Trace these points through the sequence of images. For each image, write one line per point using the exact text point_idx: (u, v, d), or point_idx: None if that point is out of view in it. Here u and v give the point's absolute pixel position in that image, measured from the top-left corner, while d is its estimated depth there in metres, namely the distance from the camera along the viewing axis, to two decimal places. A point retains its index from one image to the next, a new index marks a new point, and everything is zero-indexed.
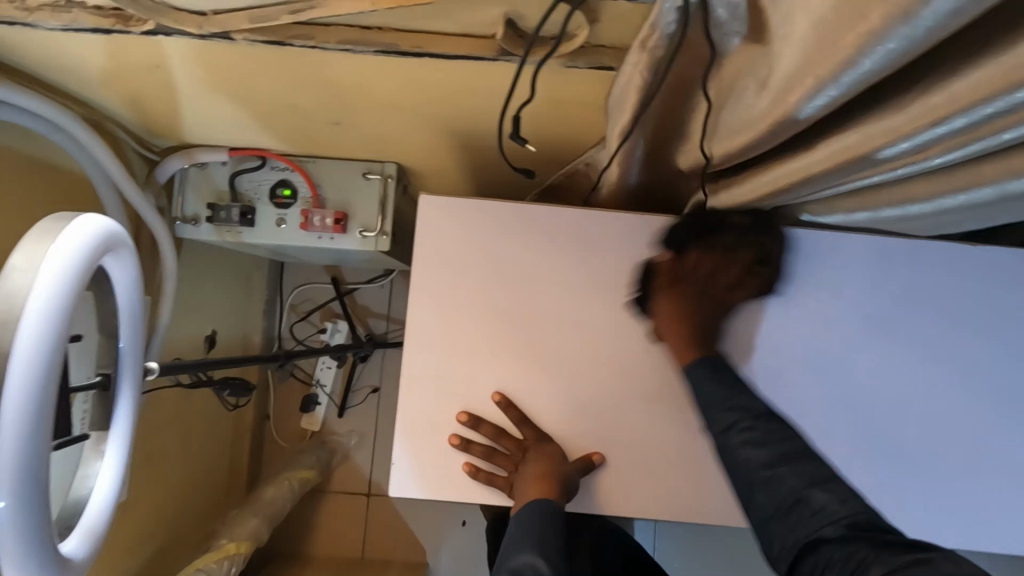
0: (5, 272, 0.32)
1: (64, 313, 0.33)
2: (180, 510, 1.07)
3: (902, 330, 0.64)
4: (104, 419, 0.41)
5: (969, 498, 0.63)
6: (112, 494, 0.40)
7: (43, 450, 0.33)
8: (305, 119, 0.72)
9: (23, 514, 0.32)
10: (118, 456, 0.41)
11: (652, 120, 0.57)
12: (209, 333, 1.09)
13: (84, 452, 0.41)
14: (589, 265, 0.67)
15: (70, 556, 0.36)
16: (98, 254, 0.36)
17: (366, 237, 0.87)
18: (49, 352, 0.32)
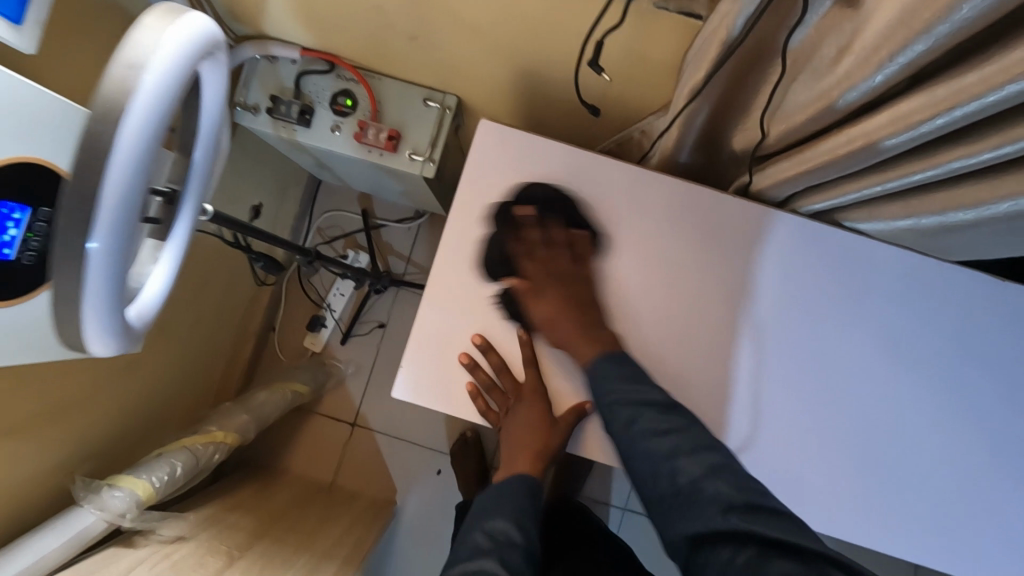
0: (136, 25, 0.35)
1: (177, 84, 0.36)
2: (176, 387, 1.10)
3: (910, 351, 0.67)
4: (163, 229, 0.47)
5: (953, 526, 0.64)
6: (162, 289, 0.47)
7: (137, 203, 0.36)
8: (385, 28, 0.74)
9: (114, 253, 0.36)
10: (171, 259, 0.48)
11: (722, 84, 0.58)
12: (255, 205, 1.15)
13: (139, 254, 0.47)
14: (629, 226, 0.69)
15: (132, 322, 0.42)
16: (206, 47, 0.39)
17: (414, 161, 0.89)
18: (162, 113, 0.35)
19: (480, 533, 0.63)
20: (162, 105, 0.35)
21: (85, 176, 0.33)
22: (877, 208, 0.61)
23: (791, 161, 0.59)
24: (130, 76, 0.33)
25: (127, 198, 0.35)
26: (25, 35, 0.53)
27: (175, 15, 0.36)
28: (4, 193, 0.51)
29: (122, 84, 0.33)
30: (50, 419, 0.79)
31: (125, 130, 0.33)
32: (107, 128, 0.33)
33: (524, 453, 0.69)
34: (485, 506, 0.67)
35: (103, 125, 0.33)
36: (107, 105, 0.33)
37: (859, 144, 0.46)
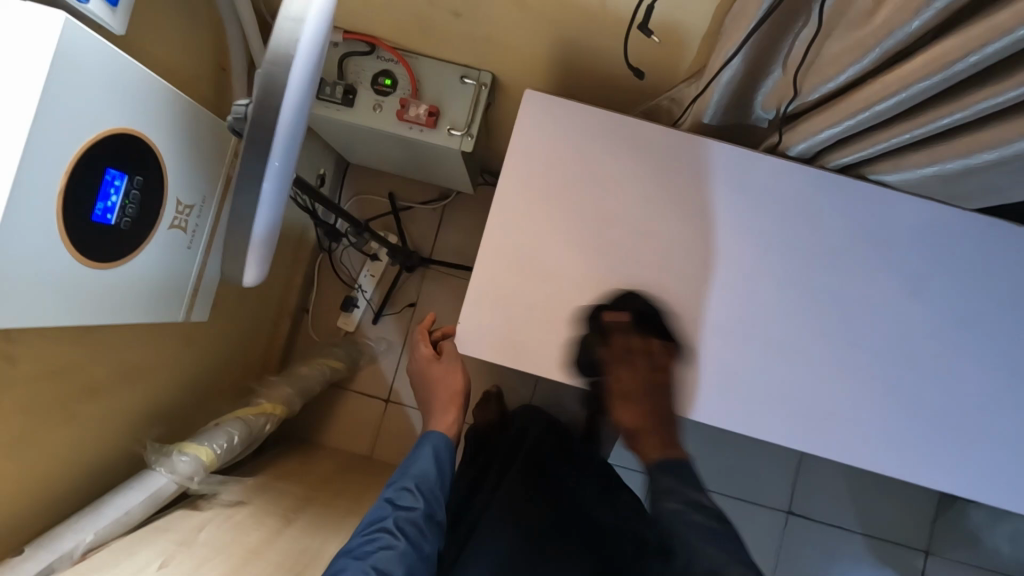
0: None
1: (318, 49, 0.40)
2: (225, 361, 1.15)
3: (937, 294, 0.72)
4: None
5: (967, 452, 0.71)
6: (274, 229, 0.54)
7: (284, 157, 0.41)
8: (430, 5, 0.78)
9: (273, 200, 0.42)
10: None
11: (758, 44, 0.63)
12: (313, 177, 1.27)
13: None
14: (671, 184, 0.73)
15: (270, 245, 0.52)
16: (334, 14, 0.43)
17: (452, 135, 0.94)
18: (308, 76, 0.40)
19: (410, 480, 0.74)
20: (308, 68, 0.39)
21: (262, 118, 0.39)
22: (903, 158, 0.66)
23: (823, 115, 0.63)
24: (293, 26, 0.38)
25: (289, 135, 0.41)
26: (118, 17, 0.57)
27: None
28: (109, 161, 0.55)
29: (291, 33, 0.38)
30: (120, 386, 0.84)
31: (295, 74, 0.39)
32: (281, 73, 0.38)
33: (444, 417, 0.83)
34: (409, 461, 0.77)
35: (277, 71, 0.38)
36: (280, 53, 0.38)
37: (892, 88, 0.50)
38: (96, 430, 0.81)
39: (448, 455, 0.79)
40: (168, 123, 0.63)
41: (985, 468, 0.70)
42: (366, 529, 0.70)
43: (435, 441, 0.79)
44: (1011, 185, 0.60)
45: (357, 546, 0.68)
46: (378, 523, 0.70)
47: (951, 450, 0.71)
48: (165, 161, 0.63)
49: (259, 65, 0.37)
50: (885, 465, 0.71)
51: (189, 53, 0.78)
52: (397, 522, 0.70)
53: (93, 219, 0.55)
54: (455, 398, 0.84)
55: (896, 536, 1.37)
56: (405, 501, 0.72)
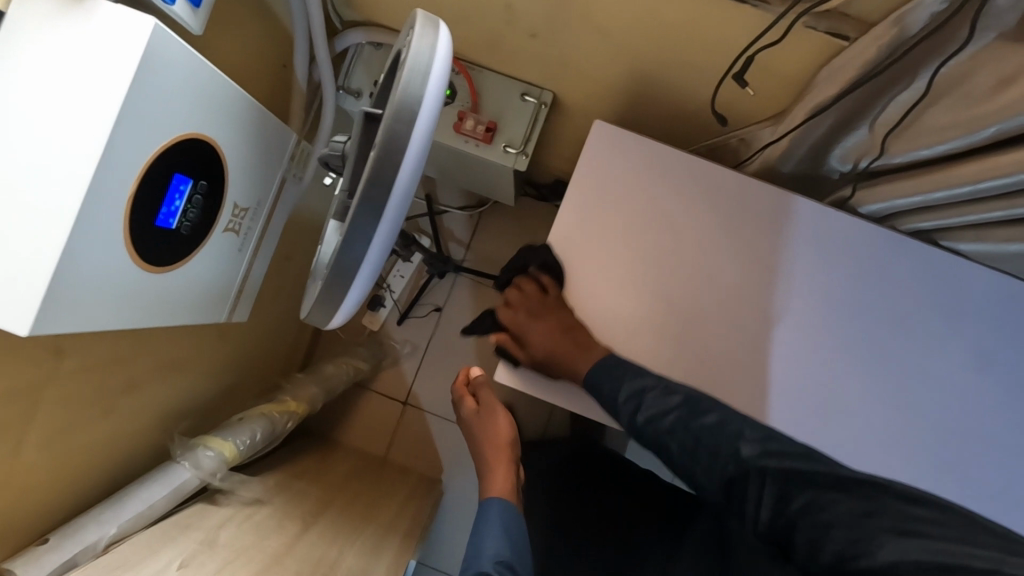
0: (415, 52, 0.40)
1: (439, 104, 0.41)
2: (255, 355, 1.14)
3: (999, 367, 0.69)
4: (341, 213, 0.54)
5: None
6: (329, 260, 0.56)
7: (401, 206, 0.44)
8: (505, 24, 0.76)
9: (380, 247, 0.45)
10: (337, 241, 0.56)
11: (847, 105, 0.61)
12: None
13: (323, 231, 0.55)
14: (731, 233, 0.73)
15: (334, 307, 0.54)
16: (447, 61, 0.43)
17: (508, 152, 0.92)
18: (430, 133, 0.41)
19: (484, 562, 0.57)
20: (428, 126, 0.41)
21: (381, 168, 0.40)
22: (985, 230, 0.63)
23: (912, 181, 0.61)
24: (418, 83, 0.40)
25: (407, 185, 0.42)
26: (199, 18, 0.56)
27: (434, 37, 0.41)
28: (178, 166, 0.54)
29: (417, 91, 0.40)
30: (154, 379, 0.83)
31: (419, 130, 0.40)
32: (403, 128, 0.40)
33: (492, 476, 0.71)
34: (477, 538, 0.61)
35: (401, 125, 0.40)
36: (404, 111, 0.39)
37: (1002, 170, 0.48)
38: (128, 421, 0.80)
39: (517, 526, 0.64)
40: (237, 129, 0.62)
41: None
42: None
43: (498, 511, 0.65)
44: None
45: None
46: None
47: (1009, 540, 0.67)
48: (229, 166, 0.62)
49: (388, 121, 0.39)
50: None
51: (256, 51, 0.77)
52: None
53: (157, 224, 0.54)
54: (502, 451, 0.73)
55: None
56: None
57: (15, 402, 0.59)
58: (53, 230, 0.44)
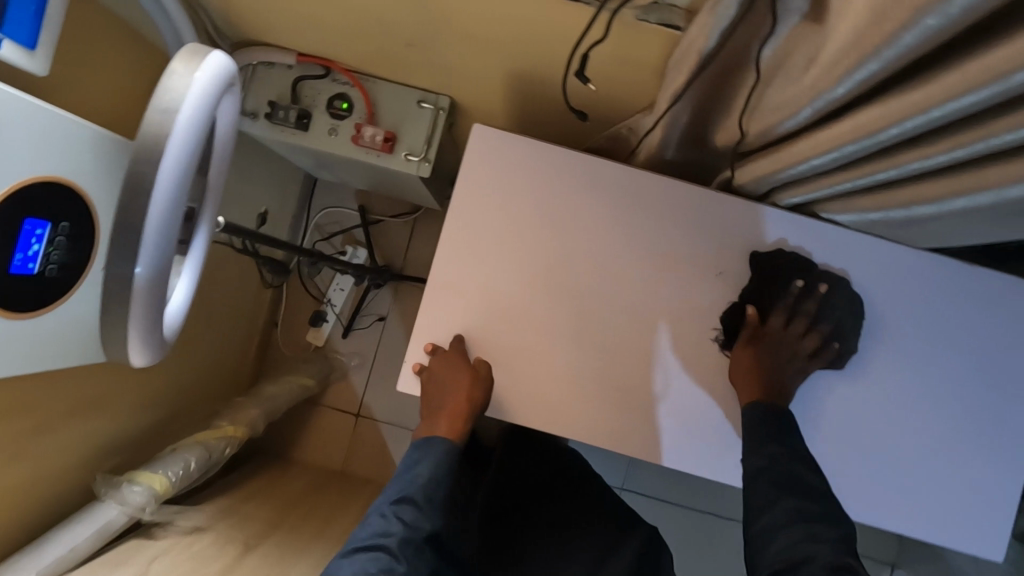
0: (168, 74, 0.40)
1: (194, 123, 0.40)
2: (190, 383, 1.13)
3: (890, 332, 0.72)
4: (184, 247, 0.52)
5: (924, 495, 0.71)
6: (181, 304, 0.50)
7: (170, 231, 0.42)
8: (383, 35, 0.77)
9: (152, 277, 0.42)
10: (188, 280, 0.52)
11: (702, 90, 0.62)
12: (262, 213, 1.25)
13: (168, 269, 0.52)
14: (623, 223, 0.73)
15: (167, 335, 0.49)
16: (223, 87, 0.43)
17: (410, 161, 0.92)
18: (187, 152, 0.41)
19: (415, 489, 0.64)
20: (186, 143, 0.40)
21: (133, 199, 0.40)
22: (852, 200, 0.64)
23: (769, 159, 0.62)
24: (162, 116, 0.39)
25: (166, 220, 0.41)
26: (38, 59, 0.55)
27: (195, 62, 0.41)
28: (30, 212, 0.54)
29: (160, 127, 0.39)
30: (71, 420, 0.82)
31: (165, 167, 0.40)
32: (150, 166, 0.39)
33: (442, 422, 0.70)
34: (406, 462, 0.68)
35: (146, 164, 0.39)
36: (151, 132, 0.39)
37: (828, 145, 0.49)
38: (44, 467, 0.79)
39: (455, 463, 0.68)
40: (98, 165, 0.61)
41: (939, 512, 0.71)
42: (365, 542, 0.60)
43: (437, 446, 0.68)
44: (963, 227, 0.57)
45: (357, 543, 0.61)
46: (377, 539, 0.60)
47: (900, 494, 0.71)
48: (94, 204, 0.62)
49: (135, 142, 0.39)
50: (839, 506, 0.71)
51: (136, 82, 0.76)
52: (401, 542, 0.60)
53: (13, 271, 0.54)
54: (464, 411, 0.69)
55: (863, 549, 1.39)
56: (411, 514, 0.62)
57: None
58: None
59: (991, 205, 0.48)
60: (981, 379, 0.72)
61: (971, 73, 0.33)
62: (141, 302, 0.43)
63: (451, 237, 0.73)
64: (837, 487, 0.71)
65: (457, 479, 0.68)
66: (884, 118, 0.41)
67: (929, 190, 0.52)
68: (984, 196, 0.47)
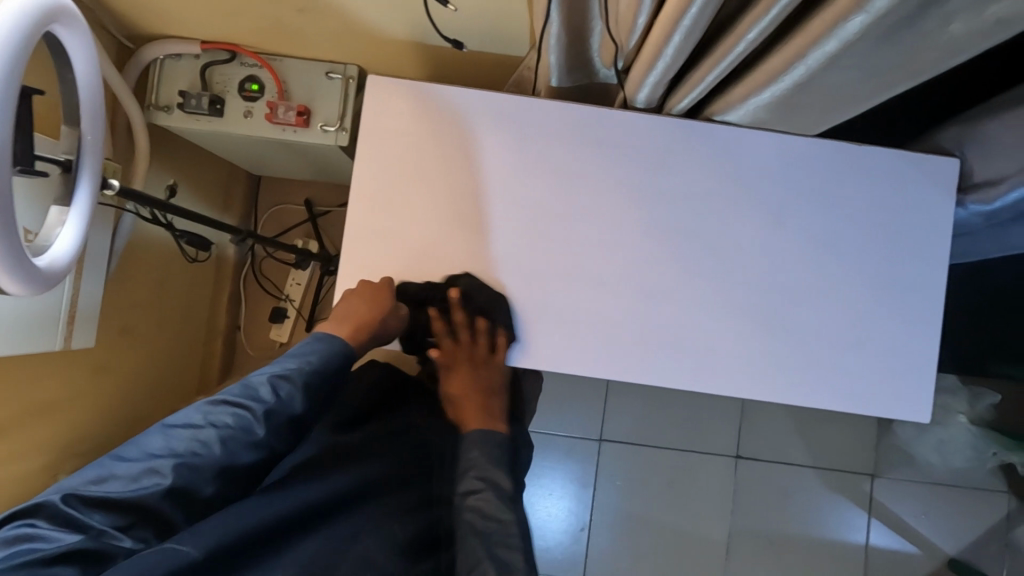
0: None
1: (16, 38, 0.43)
2: (150, 387, 1.15)
3: (788, 219, 0.77)
4: (66, 197, 0.55)
5: (837, 364, 0.77)
6: (69, 245, 0.54)
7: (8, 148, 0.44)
8: (271, 5, 0.79)
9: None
10: (75, 228, 0.55)
11: (568, 4, 0.64)
12: (170, 184, 1.13)
13: (50, 220, 0.55)
14: (524, 151, 0.76)
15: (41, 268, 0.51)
16: (51, 16, 0.47)
17: (327, 132, 0.94)
18: (12, 63, 0.43)
19: (299, 372, 0.69)
20: (10, 55, 0.43)
21: None
22: (729, 93, 0.67)
23: (636, 66, 0.65)
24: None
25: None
26: None
27: None
28: None
29: None
30: (24, 424, 0.83)
31: None
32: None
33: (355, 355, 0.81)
34: (315, 339, 0.74)
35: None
36: None
37: (672, 27, 0.52)
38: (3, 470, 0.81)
39: (346, 363, 0.74)
40: None
41: (855, 377, 0.77)
42: (237, 397, 0.66)
43: (333, 345, 0.73)
44: (825, 95, 0.60)
45: (231, 393, 0.67)
46: (250, 400, 0.66)
47: (817, 368, 0.77)
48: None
49: None
50: (762, 387, 0.77)
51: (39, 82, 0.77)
52: (268, 412, 0.66)
53: None
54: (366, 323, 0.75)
55: (840, 463, 1.42)
56: (286, 390, 0.67)
57: None
58: None
59: (829, 60, 0.51)
60: (877, 249, 0.77)
61: None
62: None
63: (360, 188, 0.76)
64: (763, 372, 0.77)
65: (342, 378, 0.73)
66: None
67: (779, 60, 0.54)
68: (818, 52, 0.50)
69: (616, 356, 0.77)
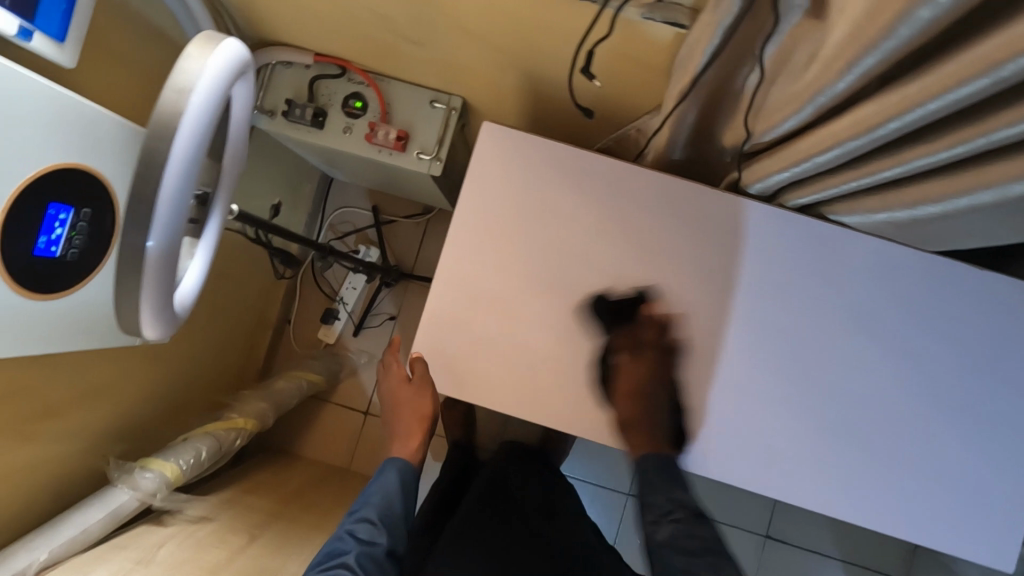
0: (185, 55, 0.43)
1: (213, 104, 0.43)
2: (197, 374, 1.15)
3: (887, 330, 0.71)
4: (197, 230, 0.57)
5: (924, 494, 0.70)
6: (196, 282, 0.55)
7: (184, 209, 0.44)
8: (394, 34, 0.78)
9: (163, 251, 0.44)
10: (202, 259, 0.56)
11: (708, 87, 0.62)
12: (274, 204, 1.26)
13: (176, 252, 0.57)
14: (623, 220, 0.74)
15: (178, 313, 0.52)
16: (239, 75, 0.46)
17: (421, 159, 0.93)
18: (204, 130, 0.43)
19: (370, 512, 0.75)
20: (205, 122, 0.43)
21: (143, 182, 0.41)
22: (858, 200, 0.64)
23: (772, 159, 0.63)
24: (177, 97, 0.41)
25: (177, 196, 0.43)
26: (68, 52, 0.58)
27: (212, 46, 0.44)
28: (52, 196, 0.56)
29: (177, 103, 0.41)
30: (76, 406, 0.84)
31: (178, 143, 0.41)
32: (161, 142, 0.41)
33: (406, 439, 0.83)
34: (368, 491, 0.78)
35: (160, 141, 0.41)
36: (167, 110, 0.41)
37: (829, 144, 0.50)
38: (56, 449, 0.82)
39: (410, 482, 0.80)
40: (119, 156, 0.64)
41: (947, 510, 0.70)
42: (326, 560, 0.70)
43: (394, 479, 0.79)
44: (969, 226, 0.57)
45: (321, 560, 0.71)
46: (339, 558, 0.70)
47: (899, 495, 0.70)
48: (114, 189, 0.64)
49: (150, 120, 0.41)
50: (840, 506, 0.70)
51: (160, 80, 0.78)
52: (358, 556, 0.70)
53: (36, 253, 0.56)
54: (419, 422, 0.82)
55: (873, 563, 1.36)
56: (365, 533, 0.73)
57: None
58: None
59: (996, 203, 0.47)
60: (982, 375, 0.71)
61: (966, 63, 0.33)
62: (150, 277, 0.45)
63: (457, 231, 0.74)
64: (843, 489, 0.70)
65: (409, 499, 0.80)
66: (881, 112, 0.42)
67: (935, 189, 0.51)
68: (988, 194, 0.46)
69: (697, 442, 0.71)
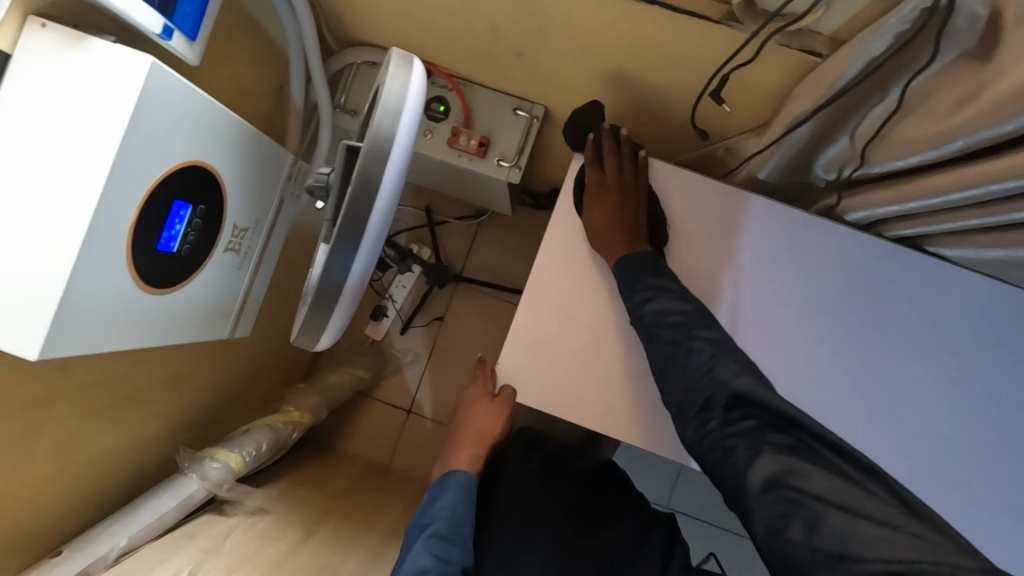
0: (388, 80, 0.49)
1: (414, 128, 0.50)
2: (255, 365, 1.15)
3: (989, 372, 0.69)
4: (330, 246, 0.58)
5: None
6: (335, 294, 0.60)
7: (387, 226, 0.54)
8: (495, 42, 0.78)
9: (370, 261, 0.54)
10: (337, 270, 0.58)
11: (827, 116, 0.61)
12: None
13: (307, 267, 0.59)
14: (722, 243, 0.73)
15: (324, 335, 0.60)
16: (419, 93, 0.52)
17: (501, 166, 0.94)
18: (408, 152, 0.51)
19: (440, 525, 0.71)
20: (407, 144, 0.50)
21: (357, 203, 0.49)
22: (969, 236, 0.64)
23: (888, 191, 0.62)
24: (391, 123, 0.48)
25: (383, 214, 0.51)
26: (196, 50, 0.58)
27: (406, 70, 0.50)
28: (176, 194, 0.57)
29: (388, 131, 0.48)
30: (155, 394, 0.85)
31: (391, 168, 0.49)
32: (376, 166, 0.48)
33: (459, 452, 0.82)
34: (430, 507, 0.74)
35: (375, 165, 0.48)
36: (381, 136, 0.48)
37: (971, 183, 0.49)
38: (132, 436, 0.83)
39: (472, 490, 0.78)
40: (233, 153, 0.64)
41: None
42: None
43: (458, 489, 0.76)
44: None
45: None
46: None
47: (1005, 543, 0.66)
48: (225, 187, 0.64)
49: (364, 146, 0.48)
50: None
51: (260, 77, 0.79)
52: None
53: (158, 248, 0.56)
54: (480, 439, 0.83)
55: None
56: (442, 549, 0.69)
57: (25, 416, 0.62)
58: (56, 263, 0.46)
59: None
60: None
61: None
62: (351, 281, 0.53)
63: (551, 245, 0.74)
64: None
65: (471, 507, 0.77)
66: None
67: None
68: None
69: None
